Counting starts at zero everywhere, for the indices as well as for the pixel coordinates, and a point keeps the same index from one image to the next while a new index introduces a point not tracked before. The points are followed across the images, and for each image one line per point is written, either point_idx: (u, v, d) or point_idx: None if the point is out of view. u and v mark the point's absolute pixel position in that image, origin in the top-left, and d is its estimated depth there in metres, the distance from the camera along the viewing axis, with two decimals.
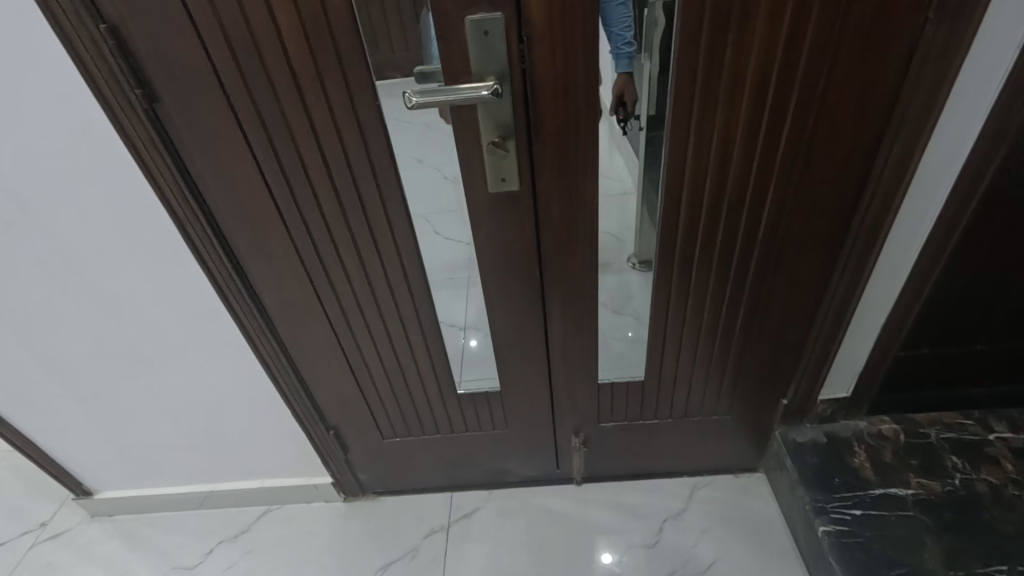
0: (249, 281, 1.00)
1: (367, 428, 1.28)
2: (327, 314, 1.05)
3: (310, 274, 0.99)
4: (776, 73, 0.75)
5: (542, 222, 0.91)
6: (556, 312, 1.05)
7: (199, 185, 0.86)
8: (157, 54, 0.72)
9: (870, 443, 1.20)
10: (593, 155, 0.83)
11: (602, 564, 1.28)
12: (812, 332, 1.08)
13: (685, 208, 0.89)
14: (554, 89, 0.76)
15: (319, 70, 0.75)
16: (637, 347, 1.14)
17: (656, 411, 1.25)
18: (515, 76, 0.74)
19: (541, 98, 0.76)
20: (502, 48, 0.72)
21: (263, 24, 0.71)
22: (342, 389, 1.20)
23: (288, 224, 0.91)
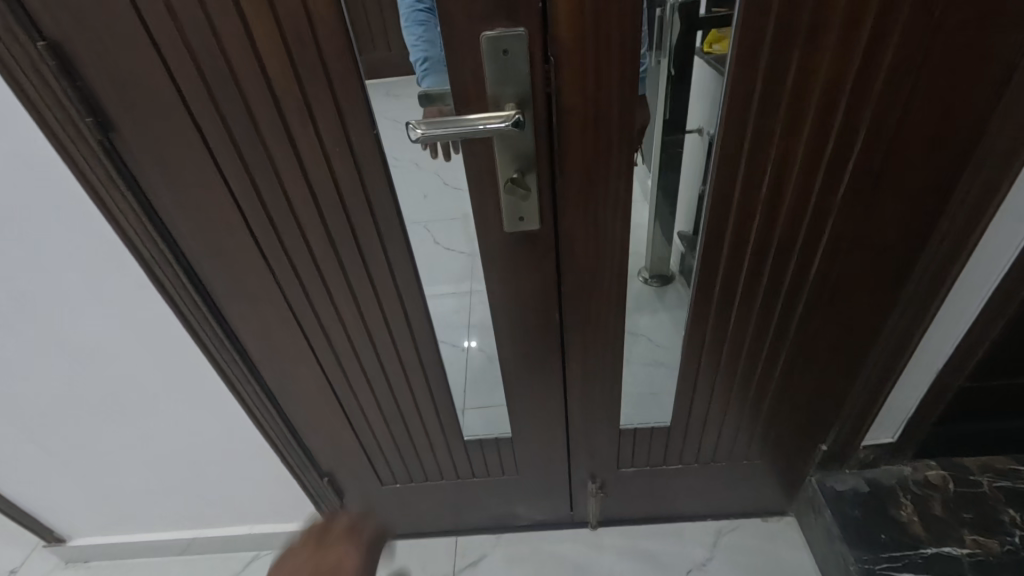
0: (231, 326, 0.89)
1: (365, 475, 1.18)
2: (319, 359, 0.94)
3: (301, 317, 0.87)
4: (844, 101, 0.65)
5: (563, 263, 0.80)
6: (575, 357, 0.94)
7: (169, 224, 0.74)
8: (112, 80, 0.61)
9: (917, 493, 1.10)
10: (627, 190, 0.72)
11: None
12: (859, 378, 0.97)
13: (727, 246, 0.78)
14: (583, 117, 0.64)
15: (306, 95, 0.63)
16: (663, 390, 1.03)
17: (681, 457, 1.15)
18: (537, 102, 0.63)
19: (569, 128, 0.65)
20: (524, 70, 0.60)
21: (237, 43, 0.59)
22: (338, 437, 1.09)
23: (276, 266, 0.80)
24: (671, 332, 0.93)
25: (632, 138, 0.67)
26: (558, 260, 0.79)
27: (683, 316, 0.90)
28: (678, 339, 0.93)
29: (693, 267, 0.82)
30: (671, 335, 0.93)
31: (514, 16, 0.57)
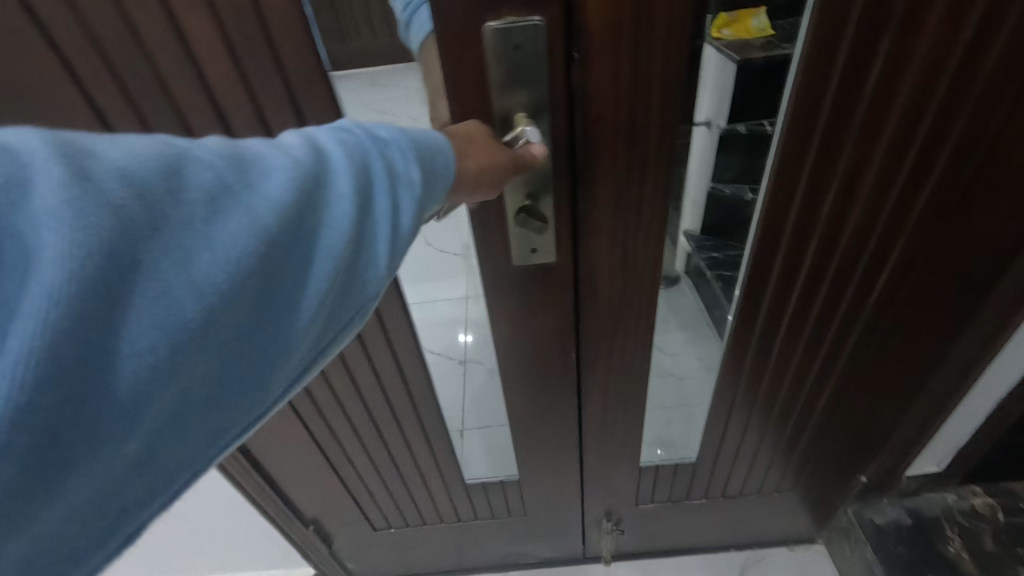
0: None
1: (359, 522, 1.06)
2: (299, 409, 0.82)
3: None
4: (935, 103, 0.54)
5: (583, 297, 0.67)
6: (593, 396, 0.82)
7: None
8: (6, 95, 0.47)
9: (964, 525, 1.00)
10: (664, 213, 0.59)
11: None
12: (913, 408, 0.87)
13: (777, 267, 0.67)
14: (614, 127, 0.52)
15: (260, 105, 0.51)
16: (692, 426, 0.92)
17: (706, 490, 1.04)
18: (557, 112, 0.50)
19: (596, 140, 0.53)
20: (541, 72, 0.47)
21: (164, 40, 0.46)
22: (326, 487, 0.96)
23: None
24: (702, 363, 0.82)
25: (671, 152, 0.54)
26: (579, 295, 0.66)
27: (720, 348, 0.78)
28: (711, 372, 0.82)
29: (734, 292, 0.71)
30: (702, 368, 0.82)
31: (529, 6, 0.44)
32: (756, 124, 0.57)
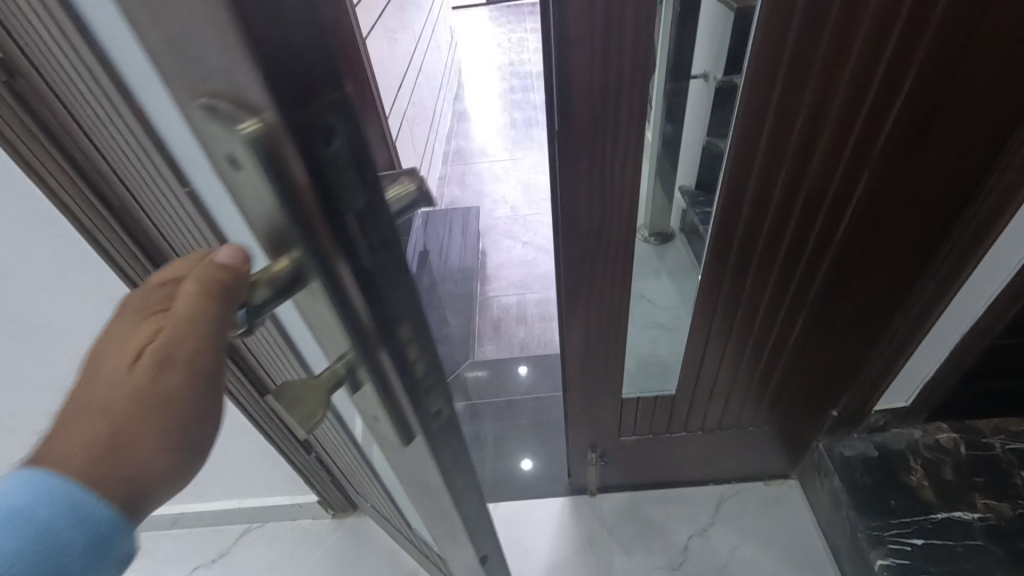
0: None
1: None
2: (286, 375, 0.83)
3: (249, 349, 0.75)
4: (897, 33, 0.57)
5: (563, 227, 0.71)
6: (576, 328, 0.86)
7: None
8: None
9: (927, 457, 1.06)
10: (640, 141, 0.62)
11: (617, 543, 1.22)
12: (880, 343, 0.92)
13: (749, 198, 0.71)
14: (591, 50, 0.55)
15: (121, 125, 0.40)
16: (673, 360, 0.97)
17: (686, 424, 1.10)
18: (330, 263, 0.28)
19: (572, 66, 0.56)
20: (268, 201, 0.25)
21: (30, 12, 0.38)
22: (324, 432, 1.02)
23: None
24: (679, 297, 0.86)
25: (646, 78, 0.57)
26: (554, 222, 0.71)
27: (696, 282, 0.83)
28: (687, 305, 0.86)
29: (707, 227, 0.75)
30: (680, 300, 0.86)
31: (202, 60, 0.21)
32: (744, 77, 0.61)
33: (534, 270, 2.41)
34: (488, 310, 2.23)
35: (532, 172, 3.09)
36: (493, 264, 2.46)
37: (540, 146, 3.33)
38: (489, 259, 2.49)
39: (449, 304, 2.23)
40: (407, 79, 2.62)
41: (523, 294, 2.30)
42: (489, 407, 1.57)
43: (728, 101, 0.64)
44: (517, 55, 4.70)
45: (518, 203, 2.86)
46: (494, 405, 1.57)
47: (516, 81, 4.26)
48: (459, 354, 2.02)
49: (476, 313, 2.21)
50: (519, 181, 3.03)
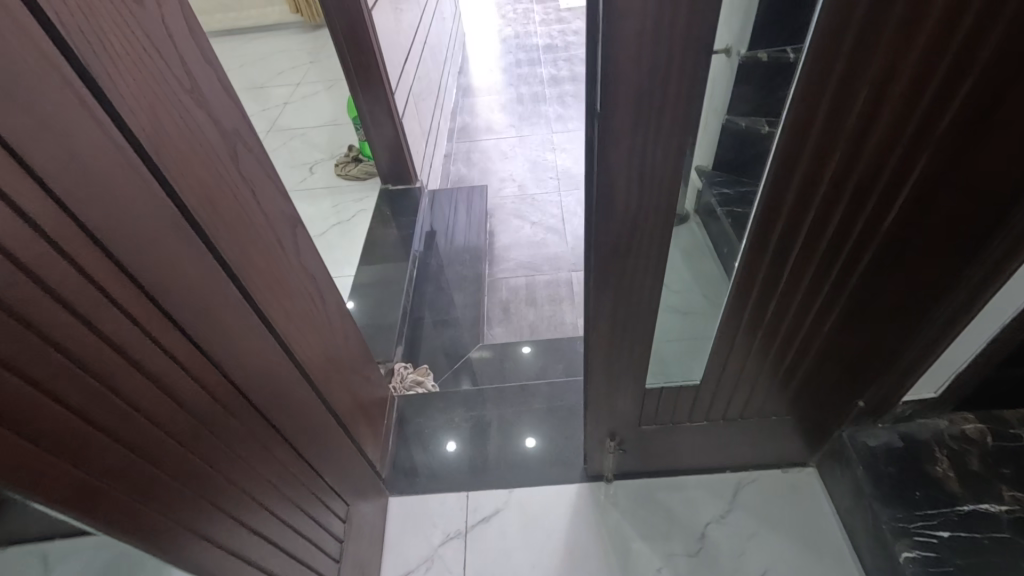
0: (253, 272, 0.84)
1: (342, 471, 1.09)
2: (238, 414, 0.76)
3: (206, 380, 0.69)
4: (974, 16, 0.52)
5: (596, 212, 0.68)
6: (602, 317, 0.84)
7: (154, 163, 0.63)
8: None
9: (953, 447, 1.04)
10: (686, 120, 0.58)
11: (633, 531, 1.21)
12: (915, 336, 0.89)
13: (795, 187, 0.67)
14: (643, 25, 0.50)
15: None
16: (697, 352, 0.94)
17: (707, 413, 1.08)
18: None
19: (619, 39, 0.51)
20: None
21: None
22: (312, 439, 0.97)
23: (145, 346, 0.60)
24: (711, 287, 0.83)
25: (698, 56, 0.53)
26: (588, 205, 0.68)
27: (730, 273, 0.79)
28: (720, 297, 0.83)
29: (747, 216, 0.71)
30: (712, 292, 0.83)
31: None
32: (778, 52, 0.59)
33: (543, 251, 2.37)
34: (497, 291, 2.20)
35: (539, 150, 3.02)
36: (502, 245, 2.42)
37: (548, 123, 3.25)
38: (497, 240, 2.45)
39: (457, 285, 2.20)
40: (412, 52, 2.53)
41: (532, 276, 2.26)
42: (501, 391, 1.55)
43: (783, 79, 0.60)
44: (522, 27, 4.57)
45: (526, 182, 2.80)
46: (505, 389, 1.55)
47: (522, 54, 4.13)
48: (469, 336, 2.00)
49: (485, 294, 2.18)
50: (526, 159, 2.96)
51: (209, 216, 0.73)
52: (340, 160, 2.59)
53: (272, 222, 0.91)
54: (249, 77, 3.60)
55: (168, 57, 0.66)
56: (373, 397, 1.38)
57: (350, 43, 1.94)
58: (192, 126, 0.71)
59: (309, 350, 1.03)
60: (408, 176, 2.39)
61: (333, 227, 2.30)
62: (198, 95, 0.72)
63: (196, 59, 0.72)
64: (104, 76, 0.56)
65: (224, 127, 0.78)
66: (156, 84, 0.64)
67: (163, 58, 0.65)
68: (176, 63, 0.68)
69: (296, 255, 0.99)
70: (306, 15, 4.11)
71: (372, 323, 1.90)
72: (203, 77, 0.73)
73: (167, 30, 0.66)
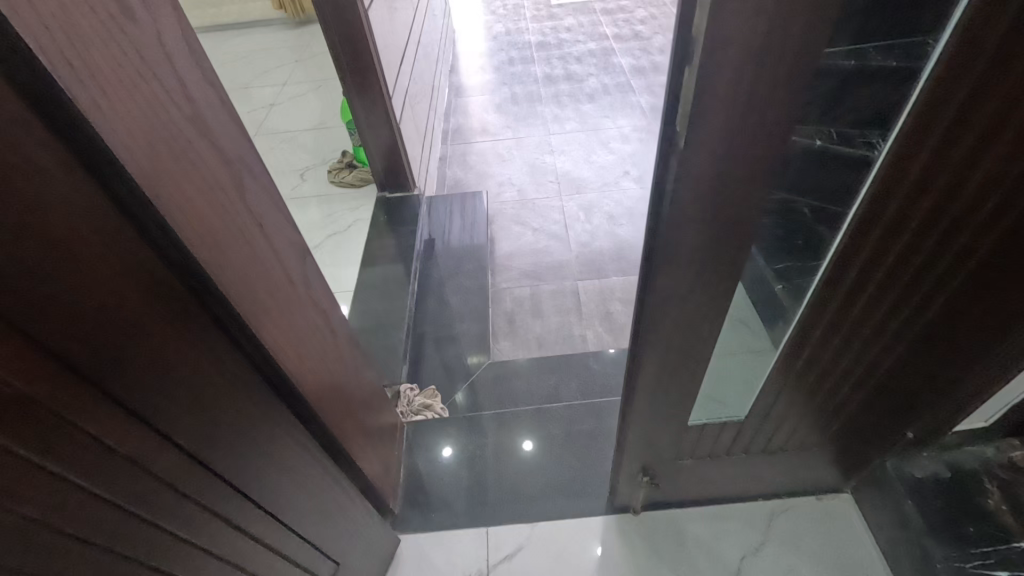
0: (259, 314, 0.73)
1: (344, 522, 1.00)
2: (211, 500, 0.63)
3: (168, 470, 0.56)
4: None
5: (659, 254, 0.61)
6: (651, 359, 0.77)
7: (155, 211, 0.54)
8: None
9: (1005, 478, 0.96)
10: (774, 156, 0.51)
11: (665, 566, 1.15)
12: (982, 381, 0.82)
13: (885, 220, 0.61)
14: (740, 62, 0.44)
15: None
16: (746, 389, 0.89)
17: (747, 447, 1.02)
18: None
19: (710, 77, 0.45)
20: None
21: None
22: (309, 498, 0.87)
23: (86, 453, 0.47)
24: (771, 319, 0.78)
25: (795, 96, 0.46)
26: (648, 248, 0.61)
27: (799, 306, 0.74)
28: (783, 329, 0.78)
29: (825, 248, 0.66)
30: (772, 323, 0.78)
31: None
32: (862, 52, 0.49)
33: (546, 259, 2.30)
34: (501, 303, 2.12)
35: (537, 152, 2.94)
36: (503, 253, 2.34)
37: (544, 124, 3.17)
38: (498, 248, 2.36)
39: (459, 297, 2.11)
40: (406, 52, 2.43)
41: (537, 286, 2.19)
42: (516, 416, 1.48)
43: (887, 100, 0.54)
44: (513, 23, 4.47)
45: (525, 186, 2.72)
46: (521, 412, 1.48)
47: (514, 52, 4.04)
48: (474, 352, 1.91)
49: (489, 306, 2.10)
50: (525, 161, 2.88)
51: (211, 258, 0.63)
52: (333, 166, 2.48)
53: (280, 255, 0.82)
54: (230, 77, 3.44)
55: (168, 85, 0.58)
56: (383, 429, 1.30)
57: (344, 44, 1.84)
58: (192, 156, 0.61)
59: (321, 391, 0.94)
60: (406, 183, 2.29)
61: (327, 238, 2.19)
62: (202, 126, 0.63)
63: (195, 78, 0.62)
64: (100, 115, 0.48)
65: (227, 154, 0.69)
66: (152, 111, 0.55)
67: (163, 86, 0.57)
68: (178, 91, 0.59)
69: (305, 288, 0.90)
70: (289, 11, 3.94)
71: (373, 341, 1.81)
72: (204, 96, 0.64)
73: (167, 54, 0.58)
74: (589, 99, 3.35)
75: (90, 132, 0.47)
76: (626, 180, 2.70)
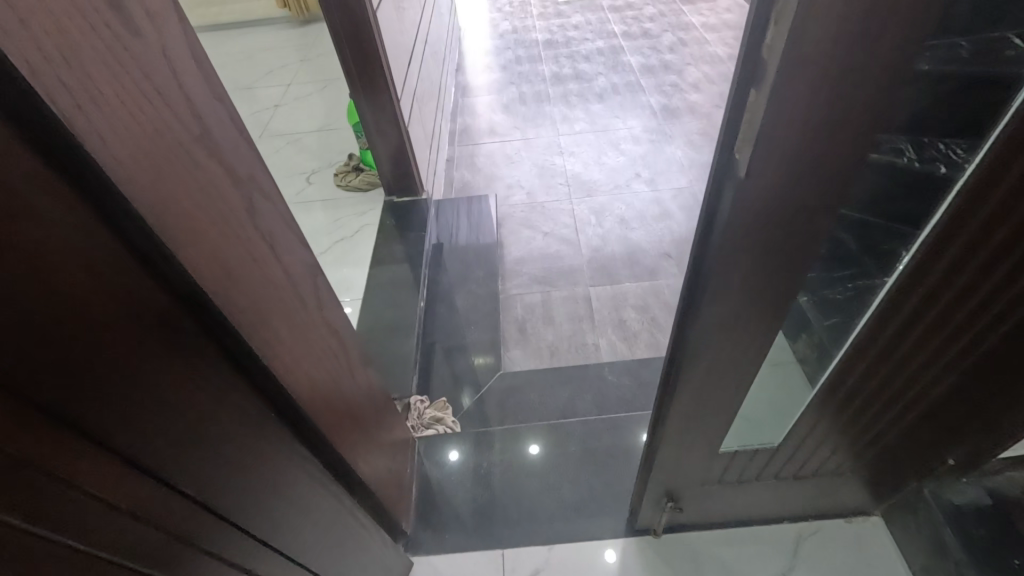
0: (272, 342, 0.69)
1: (359, 551, 0.96)
2: (221, 546, 0.59)
3: (177, 521, 0.52)
4: None
5: (706, 283, 0.57)
6: (688, 388, 0.74)
7: (163, 244, 0.50)
8: None
9: None
10: (840, 185, 0.47)
11: None
12: None
13: (959, 249, 0.57)
14: (812, 90, 0.39)
15: None
16: (783, 414, 0.85)
17: (779, 472, 0.98)
18: None
19: (779, 104, 0.40)
20: None
21: None
22: (325, 531, 0.83)
23: (91, 512, 0.42)
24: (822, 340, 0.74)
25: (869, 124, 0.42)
26: (692, 273, 0.59)
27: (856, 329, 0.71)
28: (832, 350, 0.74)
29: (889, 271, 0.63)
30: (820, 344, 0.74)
31: None
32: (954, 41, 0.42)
33: (557, 264, 2.25)
34: (512, 310, 2.07)
35: (546, 154, 2.89)
36: (513, 258, 2.29)
37: (553, 124, 3.12)
38: (508, 252, 2.32)
39: (469, 305, 2.06)
40: (414, 53, 2.38)
41: (548, 292, 2.14)
42: (531, 431, 1.44)
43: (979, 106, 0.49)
44: (519, 21, 4.41)
45: (534, 188, 2.67)
46: (536, 428, 1.45)
47: (521, 50, 3.98)
48: (485, 361, 1.87)
49: (499, 313, 2.05)
50: (534, 163, 2.83)
51: (222, 289, 0.59)
52: (339, 169, 2.44)
53: (293, 278, 0.77)
54: (234, 77, 3.39)
55: (178, 108, 0.54)
56: (396, 447, 1.26)
57: (351, 45, 1.79)
58: (201, 179, 0.57)
59: (334, 416, 0.90)
60: (414, 187, 2.25)
61: (335, 244, 2.15)
62: (214, 150, 0.59)
63: (201, 93, 0.58)
64: (106, 147, 0.44)
65: (238, 175, 0.64)
66: (157, 132, 0.51)
67: (173, 110, 0.53)
68: (188, 113, 0.55)
69: (318, 310, 0.86)
70: (293, 9, 3.89)
71: (381, 352, 1.77)
72: (212, 112, 0.59)
73: (176, 75, 0.54)
74: (598, 99, 3.29)
75: (93, 162, 0.43)
76: (637, 182, 2.64)
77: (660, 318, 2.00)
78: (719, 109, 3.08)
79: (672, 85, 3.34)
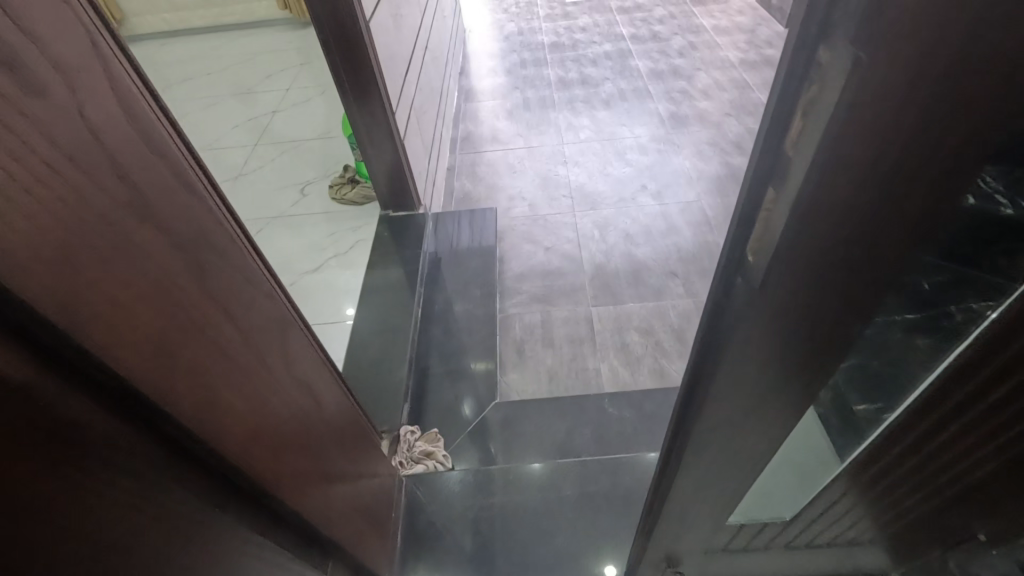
0: (226, 419, 0.63)
1: None
2: None
3: None
4: None
5: (706, 379, 0.49)
6: (691, 475, 0.66)
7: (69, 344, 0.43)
8: None
9: None
10: (866, 299, 0.39)
11: None
12: None
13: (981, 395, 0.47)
14: (843, 192, 0.31)
15: None
16: (799, 494, 0.77)
17: (790, 542, 0.90)
18: None
19: (800, 209, 0.33)
20: None
21: None
22: None
23: None
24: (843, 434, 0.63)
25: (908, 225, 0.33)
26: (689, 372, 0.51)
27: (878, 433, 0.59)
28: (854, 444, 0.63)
29: (888, 406, 0.54)
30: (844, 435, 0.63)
31: None
32: None
33: (558, 281, 2.17)
34: (510, 330, 1.99)
35: (549, 163, 2.80)
36: (513, 274, 2.21)
37: (557, 132, 3.03)
38: (508, 269, 2.24)
39: (466, 325, 1.98)
40: (413, 61, 2.30)
41: (548, 311, 2.06)
42: (526, 473, 1.37)
43: None
44: (525, 23, 4.32)
45: (536, 200, 2.58)
46: (532, 470, 1.38)
47: (527, 53, 3.88)
48: (481, 387, 1.79)
49: (497, 334, 1.97)
50: (537, 173, 2.75)
51: (157, 373, 0.52)
52: (335, 181, 2.37)
53: (253, 341, 0.70)
54: (233, 80, 3.32)
55: (101, 180, 0.47)
56: (380, 492, 1.19)
57: (343, 57, 1.71)
58: (133, 253, 0.50)
59: (306, 481, 0.83)
60: (411, 201, 2.17)
61: (329, 261, 2.08)
62: (150, 218, 0.52)
63: (132, 152, 0.50)
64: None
65: (184, 240, 0.57)
66: (72, 209, 0.44)
67: (95, 184, 0.46)
68: (114, 184, 0.48)
69: (285, 369, 0.79)
70: (296, 10, 3.82)
71: (372, 377, 1.69)
72: (147, 172, 0.52)
73: (99, 141, 0.46)
74: (605, 105, 3.20)
75: None
76: (643, 195, 2.56)
77: (665, 341, 1.91)
78: (729, 118, 2.98)
79: (681, 91, 3.24)
